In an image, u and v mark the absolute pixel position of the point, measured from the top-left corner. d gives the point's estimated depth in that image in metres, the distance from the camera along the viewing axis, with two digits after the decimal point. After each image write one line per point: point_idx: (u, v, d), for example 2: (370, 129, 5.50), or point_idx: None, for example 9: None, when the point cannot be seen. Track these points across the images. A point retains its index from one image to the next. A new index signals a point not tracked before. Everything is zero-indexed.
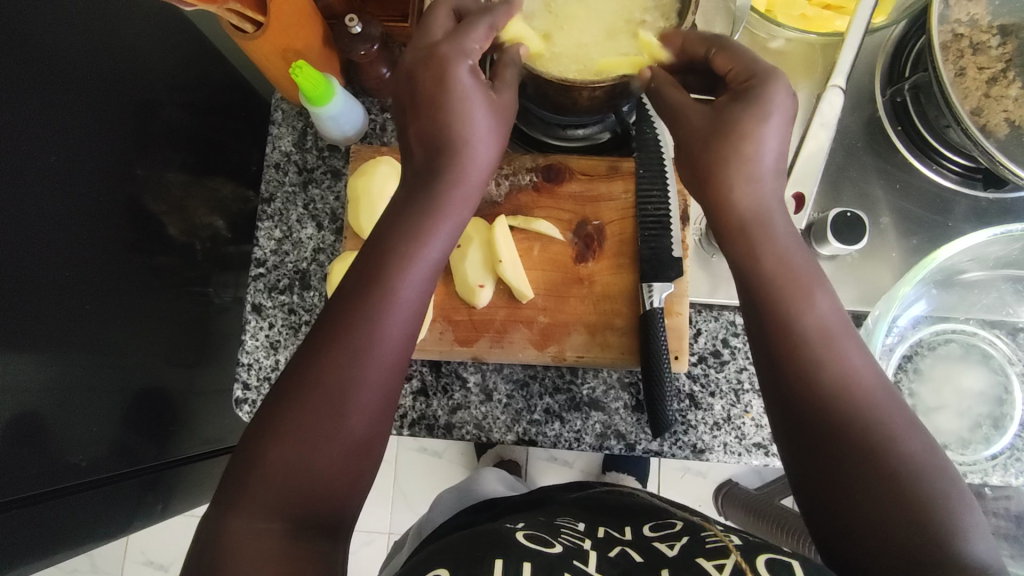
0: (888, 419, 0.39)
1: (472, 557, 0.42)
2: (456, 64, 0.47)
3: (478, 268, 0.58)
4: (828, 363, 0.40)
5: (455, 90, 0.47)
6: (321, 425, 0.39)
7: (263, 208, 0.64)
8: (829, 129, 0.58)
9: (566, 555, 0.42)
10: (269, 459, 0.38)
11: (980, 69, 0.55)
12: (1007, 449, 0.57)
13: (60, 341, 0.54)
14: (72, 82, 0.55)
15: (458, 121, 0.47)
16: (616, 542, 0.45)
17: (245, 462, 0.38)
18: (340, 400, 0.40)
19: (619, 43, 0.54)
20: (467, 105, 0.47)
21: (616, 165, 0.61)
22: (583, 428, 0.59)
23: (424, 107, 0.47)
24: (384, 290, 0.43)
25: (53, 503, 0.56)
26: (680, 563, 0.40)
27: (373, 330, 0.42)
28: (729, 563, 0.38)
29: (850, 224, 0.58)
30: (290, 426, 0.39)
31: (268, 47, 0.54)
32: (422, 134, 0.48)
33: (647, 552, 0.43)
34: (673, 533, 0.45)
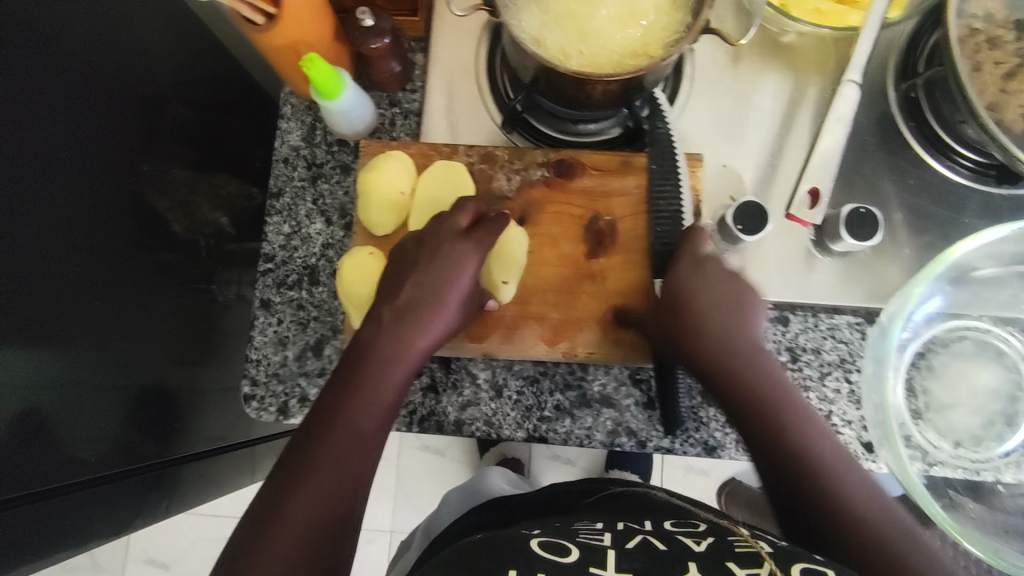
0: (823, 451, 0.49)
1: (483, 567, 0.41)
2: (458, 251, 0.54)
3: (510, 267, 0.57)
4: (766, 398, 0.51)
5: (445, 256, 0.53)
6: (322, 496, 0.47)
7: (272, 202, 0.63)
8: (844, 124, 0.58)
9: (583, 562, 0.42)
10: (270, 531, 0.45)
11: (997, 64, 0.55)
12: (1020, 447, 0.57)
13: (65, 337, 0.54)
14: (79, 76, 0.54)
15: (443, 285, 0.53)
16: (636, 537, 0.45)
17: (252, 531, 0.45)
18: (340, 476, 0.48)
19: (650, 24, 0.54)
20: (456, 283, 0.53)
21: (628, 160, 0.60)
22: (594, 425, 0.59)
23: (418, 269, 0.54)
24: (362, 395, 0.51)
25: (60, 497, 0.56)
26: (706, 560, 0.41)
27: (347, 434, 0.50)
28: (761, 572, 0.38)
29: (863, 221, 0.58)
30: (294, 499, 0.46)
31: (280, 39, 0.53)
32: (418, 289, 0.53)
33: (672, 544, 0.43)
34: (698, 531, 0.45)
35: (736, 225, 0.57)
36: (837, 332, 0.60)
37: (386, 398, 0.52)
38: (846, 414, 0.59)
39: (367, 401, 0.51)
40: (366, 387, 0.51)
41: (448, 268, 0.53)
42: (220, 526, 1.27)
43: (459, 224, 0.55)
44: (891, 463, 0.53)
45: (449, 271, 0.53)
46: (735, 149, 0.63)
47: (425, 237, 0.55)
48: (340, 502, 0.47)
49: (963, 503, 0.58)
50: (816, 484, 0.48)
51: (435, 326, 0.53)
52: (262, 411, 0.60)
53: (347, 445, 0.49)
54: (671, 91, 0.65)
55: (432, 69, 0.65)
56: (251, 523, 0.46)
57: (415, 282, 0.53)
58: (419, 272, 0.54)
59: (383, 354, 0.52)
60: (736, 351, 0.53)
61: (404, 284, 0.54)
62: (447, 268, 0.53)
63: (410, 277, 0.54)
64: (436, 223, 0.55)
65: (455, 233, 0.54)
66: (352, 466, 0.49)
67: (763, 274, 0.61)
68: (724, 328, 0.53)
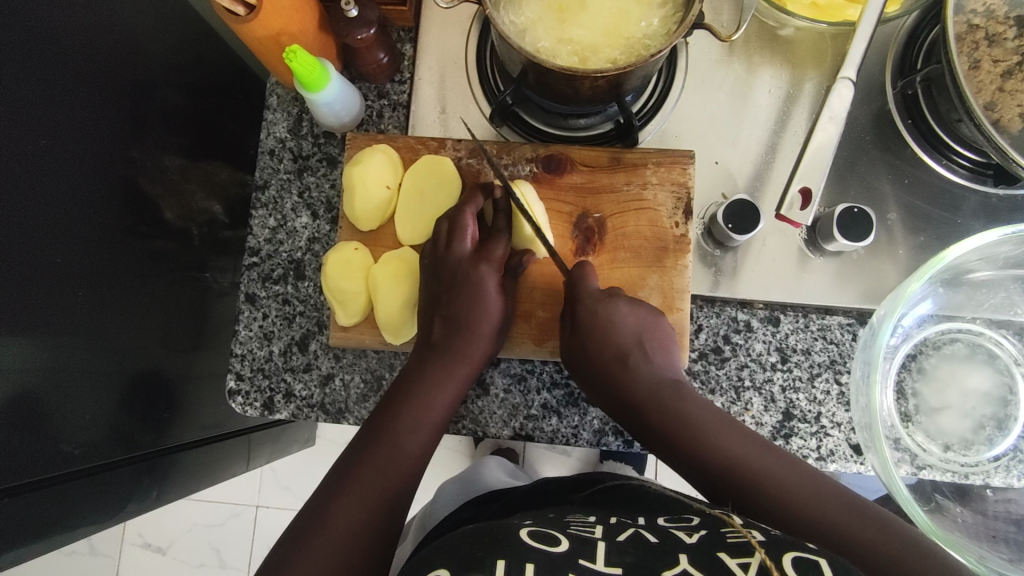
0: (777, 475, 0.47)
1: (472, 557, 0.40)
2: (478, 274, 0.53)
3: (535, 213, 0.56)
4: (696, 436, 0.49)
5: (468, 284, 0.53)
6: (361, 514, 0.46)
7: (257, 195, 0.62)
8: (838, 123, 0.57)
9: (571, 551, 0.42)
10: (309, 540, 0.45)
11: (995, 62, 0.53)
12: (1010, 451, 0.57)
13: (53, 328, 0.53)
14: (64, 62, 0.53)
15: (473, 314, 0.53)
16: (629, 531, 0.45)
17: (292, 537, 0.45)
18: (377, 492, 0.48)
19: (640, 22, 0.53)
20: (485, 306, 0.53)
21: (619, 156, 0.59)
22: (580, 424, 0.59)
23: (443, 304, 0.54)
24: (407, 418, 0.51)
25: (46, 488, 0.55)
26: (698, 553, 0.40)
27: (387, 459, 0.49)
28: (752, 561, 0.38)
29: (856, 220, 0.57)
30: (332, 514, 0.46)
31: (262, 30, 0.52)
32: (447, 325, 0.54)
33: (664, 537, 0.43)
34: (691, 524, 0.45)
35: (727, 225, 0.57)
36: (828, 333, 0.60)
37: (429, 423, 0.52)
38: (835, 416, 0.58)
39: (408, 418, 0.51)
40: (409, 411, 0.52)
41: (469, 288, 0.53)
42: (216, 512, 1.27)
43: (467, 245, 0.54)
44: (878, 466, 0.52)
45: (469, 290, 0.53)
46: (727, 146, 0.62)
47: (439, 268, 0.54)
48: (377, 520, 0.47)
49: (949, 508, 0.57)
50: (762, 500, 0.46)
51: (474, 352, 0.53)
52: (247, 406, 0.60)
53: (385, 467, 0.49)
54: (665, 85, 0.63)
55: (422, 60, 0.64)
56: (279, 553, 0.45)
57: (445, 310, 0.54)
58: (444, 302, 0.54)
59: (422, 381, 0.53)
60: (657, 415, 0.51)
61: (435, 320, 0.54)
62: (469, 296, 0.53)
63: (438, 311, 0.54)
64: (448, 250, 0.54)
65: (469, 258, 0.54)
66: (392, 489, 0.48)
67: (754, 274, 0.60)
68: (650, 371, 0.53)
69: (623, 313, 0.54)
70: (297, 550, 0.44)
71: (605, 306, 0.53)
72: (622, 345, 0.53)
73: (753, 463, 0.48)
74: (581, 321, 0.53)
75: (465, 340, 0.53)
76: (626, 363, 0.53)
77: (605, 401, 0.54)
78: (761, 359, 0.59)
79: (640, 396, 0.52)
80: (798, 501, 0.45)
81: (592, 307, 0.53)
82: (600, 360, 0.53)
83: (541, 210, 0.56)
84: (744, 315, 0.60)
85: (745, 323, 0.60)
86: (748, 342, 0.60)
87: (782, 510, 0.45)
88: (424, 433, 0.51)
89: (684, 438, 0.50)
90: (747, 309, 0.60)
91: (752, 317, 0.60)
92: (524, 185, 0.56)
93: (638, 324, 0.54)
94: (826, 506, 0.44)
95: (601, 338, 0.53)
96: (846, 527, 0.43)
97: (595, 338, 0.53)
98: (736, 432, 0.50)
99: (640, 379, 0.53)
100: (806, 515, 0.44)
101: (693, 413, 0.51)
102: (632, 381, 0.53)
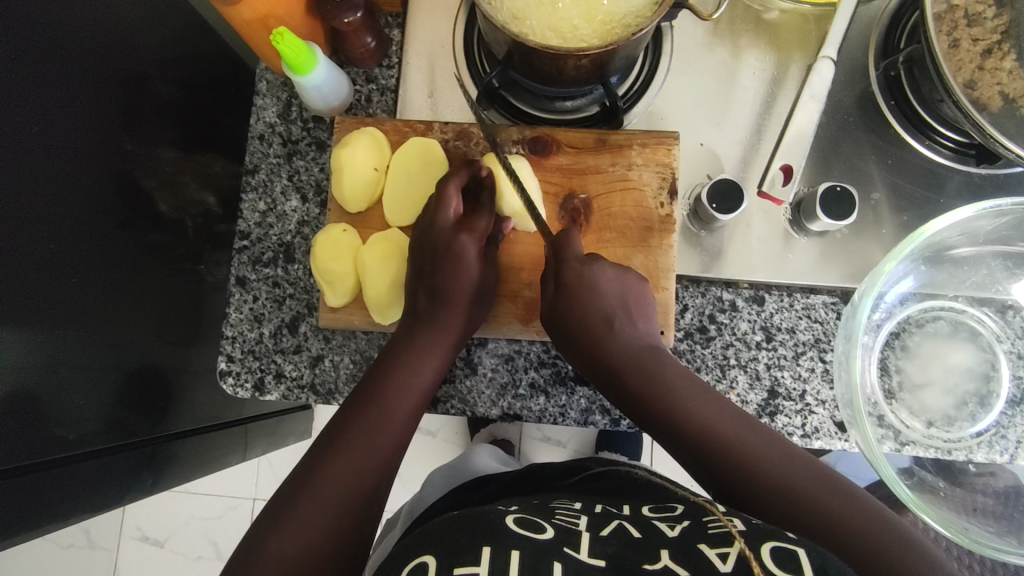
0: (755, 448, 0.48)
1: (455, 544, 0.41)
2: (458, 243, 0.54)
3: (528, 186, 0.56)
4: (676, 405, 0.51)
5: (449, 253, 0.53)
6: (350, 481, 0.47)
7: (247, 179, 0.63)
8: (819, 100, 0.58)
9: (556, 541, 0.42)
10: (295, 514, 0.45)
11: (975, 41, 0.54)
12: (992, 426, 0.57)
13: (48, 316, 0.54)
14: (58, 51, 0.53)
15: (453, 283, 0.53)
16: (613, 523, 0.45)
17: (279, 505, 0.46)
18: (370, 462, 0.49)
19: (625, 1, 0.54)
20: (463, 274, 0.54)
21: (604, 137, 0.59)
22: (568, 403, 0.59)
23: (426, 274, 0.54)
24: (396, 389, 0.52)
25: (45, 473, 0.56)
26: (678, 545, 0.41)
27: (372, 434, 0.50)
28: (731, 551, 0.39)
29: (840, 200, 0.57)
30: (319, 488, 0.46)
31: (249, 13, 0.53)
32: (430, 294, 0.54)
33: (647, 531, 0.44)
34: (674, 515, 0.45)
35: (711, 204, 0.57)
36: (813, 312, 0.60)
37: (417, 392, 0.53)
38: (820, 393, 0.59)
39: (397, 386, 0.52)
40: (395, 379, 0.52)
41: (448, 257, 0.53)
42: (214, 506, 1.28)
43: (449, 215, 0.55)
44: (861, 442, 0.53)
45: (448, 259, 0.53)
46: (713, 128, 0.63)
47: (422, 240, 0.55)
48: (367, 491, 0.48)
49: (932, 483, 0.58)
50: (742, 471, 0.48)
51: (455, 322, 0.54)
52: (238, 388, 0.60)
53: (374, 436, 0.50)
54: (650, 69, 0.64)
55: (411, 45, 0.64)
56: (257, 530, 0.45)
57: (428, 279, 0.54)
58: (427, 272, 0.54)
59: (406, 354, 0.53)
60: (639, 381, 0.52)
61: (418, 290, 0.55)
62: (447, 264, 0.53)
63: (422, 281, 0.54)
64: (433, 218, 0.54)
65: (450, 229, 0.54)
66: (381, 456, 0.49)
67: (740, 254, 0.61)
68: (630, 340, 0.54)
69: (606, 280, 0.53)
70: (278, 527, 0.44)
71: (590, 272, 0.53)
72: (605, 312, 0.53)
73: (727, 431, 0.49)
74: (566, 283, 0.53)
75: (446, 311, 0.54)
76: (608, 326, 0.53)
77: (587, 366, 0.54)
78: (746, 338, 0.60)
79: (620, 361, 0.53)
80: (777, 474, 0.47)
81: (575, 271, 0.53)
82: (582, 328, 0.53)
83: (534, 183, 0.57)
84: (729, 295, 0.61)
85: (730, 302, 0.61)
86: (733, 322, 0.60)
87: (759, 481, 0.47)
88: (406, 403, 0.52)
89: (661, 403, 0.51)
90: (732, 289, 0.61)
91: (738, 296, 0.61)
92: (519, 160, 0.57)
93: (620, 291, 0.54)
94: (797, 477, 0.46)
95: (587, 303, 0.53)
96: (815, 496, 0.45)
97: (580, 304, 0.53)
98: (714, 402, 0.51)
99: (620, 347, 0.53)
100: (776, 484, 0.46)
101: (673, 381, 0.52)
102: (612, 345, 0.53)
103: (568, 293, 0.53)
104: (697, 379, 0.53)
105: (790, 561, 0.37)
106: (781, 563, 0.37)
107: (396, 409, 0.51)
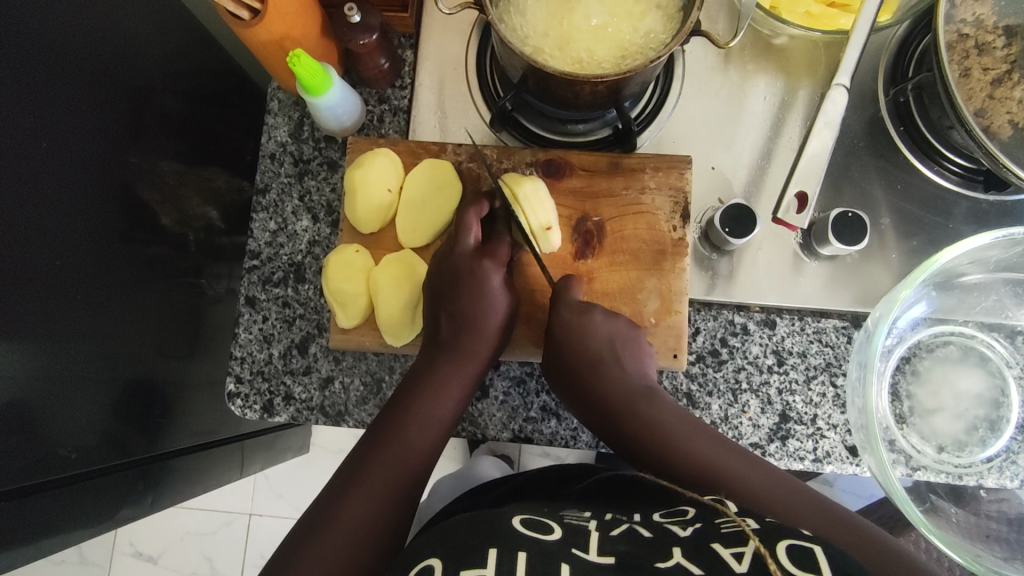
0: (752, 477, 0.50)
1: (464, 546, 0.41)
2: (481, 270, 0.54)
3: (544, 209, 0.56)
4: (671, 441, 0.52)
5: (472, 281, 0.53)
6: (372, 513, 0.47)
7: (258, 198, 0.63)
8: (833, 129, 0.58)
9: (565, 542, 0.42)
10: (315, 541, 0.45)
11: (985, 70, 0.55)
12: (1002, 451, 0.57)
13: (50, 331, 0.53)
14: (64, 65, 0.53)
15: (475, 310, 0.53)
16: (624, 525, 0.44)
17: (297, 540, 0.45)
18: (383, 488, 0.48)
19: (641, 28, 0.54)
20: (488, 302, 0.54)
21: (618, 161, 0.59)
22: (580, 426, 0.59)
23: (447, 301, 0.54)
24: (418, 417, 0.52)
25: (42, 491, 0.55)
26: (692, 545, 0.40)
27: (384, 465, 0.49)
28: (746, 550, 0.38)
29: (850, 225, 0.58)
30: (339, 516, 0.46)
31: (266, 35, 0.53)
32: (451, 322, 0.54)
33: (658, 531, 0.43)
34: (687, 517, 0.44)
35: (723, 228, 0.58)
36: (823, 336, 0.60)
37: (438, 421, 0.52)
38: (832, 418, 0.59)
39: (420, 417, 0.52)
40: (414, 406, 0.52)
41: (467, 285, 0.53)
42: (209, 520, 1.26)
43: (470, 244, 0.55)
44: (875, 467, 0.53)
45: (471, 286, 0.53)
46: (724, 152, 0.63)
47: (444, 269, 0.54)
48: (382, 518, 0.47)
49: (944, 508, 0.58)
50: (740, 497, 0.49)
51: (480, 350, 0.54)
52: (246, 409, 0.60)
53: (388, 462, 0.50)
54: (662, 92, 0.64)
55: (422, 66, 0.64)
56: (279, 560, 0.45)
57: (449, 305, 0.54)
58: (450, 299, 0.54)
59: (424, 381, 0.53)
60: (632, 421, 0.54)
61: (440, 319, 0.54)
62: (472, 292, 0.53)
63: (443, 309, 0.54)
64: (451, 248, 0.55)
65: (470, 256, 0.54)
66: (397, 484, 0.49)
67: (751, 277, 0.61)
68: (624, 375, 0.55)
69: (603, 319, 0.55)
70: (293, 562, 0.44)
71: (586, 312, 0.54)
72: (599, 350, 0.54)
73: (728, 467, 0.50)
74: (558, 328, 0.54)
75: (469, 337, 0.54)
76: (601, 366, 0.54)
77: (579, 405, 0.56)
78: (757, 361, 0.60)
79: (614, 399, 0.55)
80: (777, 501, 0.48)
81: (563, 319, 0.54)
82: (574, 365, 0.54)
83: (550, 206, 0.57)
84: (741, 318, 0.61)
85: (742, 326, 0.61)
86: (745, 345, 0.60)
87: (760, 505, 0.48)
88: (429, 436, 0.52)
89: (659, 445, 0.52)
90: (744, 312, 0.61)
91: (749, 320, 0.61)
92: (534, 182, 0.56)
93: (610, 331, 0.55)
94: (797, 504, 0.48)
95: (579, 342, 0.54)
96: (814, 525, 0.47)
97: (572, 343, 0.54)
98: (708, 436, 0.53)
99: (611, 384, 0.55)
100: (776, 512, 0.47)
101: (667, 417, 0.53)
102: (604, 387, 0.55)
103: (558, 332, 0.54)
104: (690, 416, 0.54)
105: (806, 562, 0.37)
106: (797, 562, 0.37)
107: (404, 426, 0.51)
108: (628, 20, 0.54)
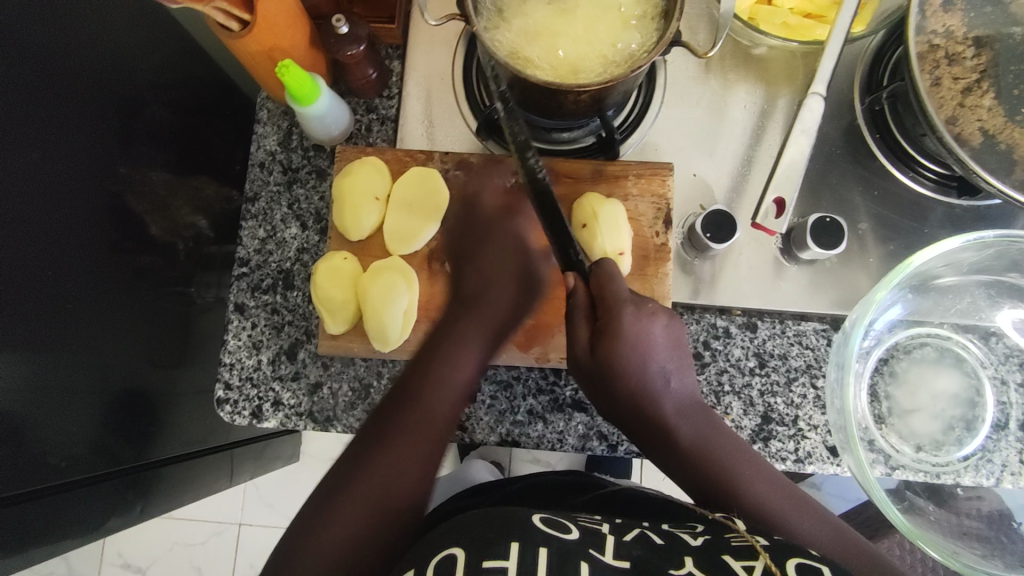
0: (769, 490, 0.51)
1: (483, 539, 0.41)
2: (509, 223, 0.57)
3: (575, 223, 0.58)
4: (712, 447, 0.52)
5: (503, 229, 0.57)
6: (398, 475, 0.48)
7: (247, 207, 0.63)
8: (809, 136, 0.60)
9: (583, 542, 0.42)
10: (336, 507, 0.47)
11: (955, 79, 0.56)
12: (978, 450, 0.59)
13: (39, 340, 0.54)
14: (55, 76, 0.54)
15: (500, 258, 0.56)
16: (635, 530, 0.45)
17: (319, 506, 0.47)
18: (412, 453, 0.49)
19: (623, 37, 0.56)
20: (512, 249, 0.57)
21: (600, 168, 0.61)
22: (566, 429, 0.60)
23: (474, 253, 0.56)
24: (428, 376, 0.51)
25: (32, 500, 0.55)
26: (704, 557, 0.41)
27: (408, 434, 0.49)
28: (757, 565, 0.40)
29: (829, 230, 0.59)
30: (366, 477, 0.48)
31: (255, 45, 0.54)
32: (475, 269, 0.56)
33: (669, 538, 0.44)
34: (694, 529, 0.45)
35: (705, 234, 0.59)
36: (803, 339, 0.62)
37: (460, 383, 0.52)
38: (813, 419, 0.60)
39: (440, 376, 0.51)
40: (436, 370, 0.51)
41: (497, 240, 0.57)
42: (198, 530, 1.26)
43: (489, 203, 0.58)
44: (854, 467, 0.53)
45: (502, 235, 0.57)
46: (705, 159, 0.65)
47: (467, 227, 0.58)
48: (414, 486, 0.49)
49: (922, 506, 0.59)
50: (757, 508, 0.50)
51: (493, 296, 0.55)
52: (235, 415, 0.60)
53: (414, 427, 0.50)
54: (645, 100, 0.66)
55: (410, 76, 0.65)
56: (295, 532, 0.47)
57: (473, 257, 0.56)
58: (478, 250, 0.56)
59: (445, 342, 0.52)
60: (676, 421, 0.53)
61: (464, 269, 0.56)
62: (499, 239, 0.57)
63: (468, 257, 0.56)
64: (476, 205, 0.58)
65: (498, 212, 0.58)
66: (426, 440, 0.49)
67: (732, 282, 0.62)
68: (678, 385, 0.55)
69: (668, 330, 0.54)
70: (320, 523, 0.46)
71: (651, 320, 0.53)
72: (662, 363, 0.53)
73: (781, 509, 0.50)
74: (625, 330, 0.51)
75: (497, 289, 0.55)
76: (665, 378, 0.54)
77: (633, 405, 0.53)
78: (739, 364, 0.61)
79: (672, 409, 0.53)
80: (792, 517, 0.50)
81: (633, 321, 0.51)
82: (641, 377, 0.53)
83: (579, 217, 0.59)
84: (723, 321, 0.62)
85: (724, 329, 0.62)
86: (727, 348, 0.61)
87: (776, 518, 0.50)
88: (447, 406, 0.51)
89: (704, 452, 0.52)
90: (725, 316, 0.62)
91: (731, 323, 0.62)
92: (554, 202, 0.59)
93: (672, 340, 0.54)
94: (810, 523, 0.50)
95: (645, 348, 0.52)
96: (843, 557, 0.48)
97: (638, 348, 0.52)
98: (740, 445, 0.53)
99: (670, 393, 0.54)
100: (787, 529, 0.49)
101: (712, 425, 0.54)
102: (664, 397, 0.54)
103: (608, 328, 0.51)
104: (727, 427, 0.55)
105: None
106: None
107: (436, 406, 0.50)
108: (610, 29, 0.56)
